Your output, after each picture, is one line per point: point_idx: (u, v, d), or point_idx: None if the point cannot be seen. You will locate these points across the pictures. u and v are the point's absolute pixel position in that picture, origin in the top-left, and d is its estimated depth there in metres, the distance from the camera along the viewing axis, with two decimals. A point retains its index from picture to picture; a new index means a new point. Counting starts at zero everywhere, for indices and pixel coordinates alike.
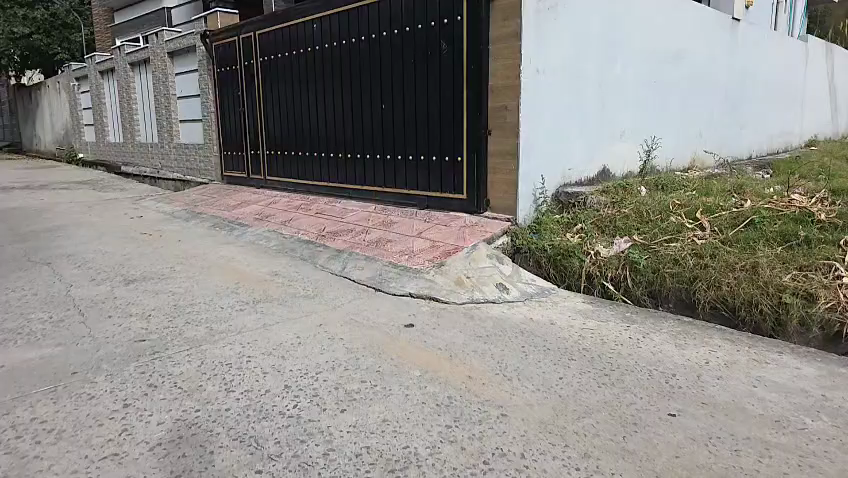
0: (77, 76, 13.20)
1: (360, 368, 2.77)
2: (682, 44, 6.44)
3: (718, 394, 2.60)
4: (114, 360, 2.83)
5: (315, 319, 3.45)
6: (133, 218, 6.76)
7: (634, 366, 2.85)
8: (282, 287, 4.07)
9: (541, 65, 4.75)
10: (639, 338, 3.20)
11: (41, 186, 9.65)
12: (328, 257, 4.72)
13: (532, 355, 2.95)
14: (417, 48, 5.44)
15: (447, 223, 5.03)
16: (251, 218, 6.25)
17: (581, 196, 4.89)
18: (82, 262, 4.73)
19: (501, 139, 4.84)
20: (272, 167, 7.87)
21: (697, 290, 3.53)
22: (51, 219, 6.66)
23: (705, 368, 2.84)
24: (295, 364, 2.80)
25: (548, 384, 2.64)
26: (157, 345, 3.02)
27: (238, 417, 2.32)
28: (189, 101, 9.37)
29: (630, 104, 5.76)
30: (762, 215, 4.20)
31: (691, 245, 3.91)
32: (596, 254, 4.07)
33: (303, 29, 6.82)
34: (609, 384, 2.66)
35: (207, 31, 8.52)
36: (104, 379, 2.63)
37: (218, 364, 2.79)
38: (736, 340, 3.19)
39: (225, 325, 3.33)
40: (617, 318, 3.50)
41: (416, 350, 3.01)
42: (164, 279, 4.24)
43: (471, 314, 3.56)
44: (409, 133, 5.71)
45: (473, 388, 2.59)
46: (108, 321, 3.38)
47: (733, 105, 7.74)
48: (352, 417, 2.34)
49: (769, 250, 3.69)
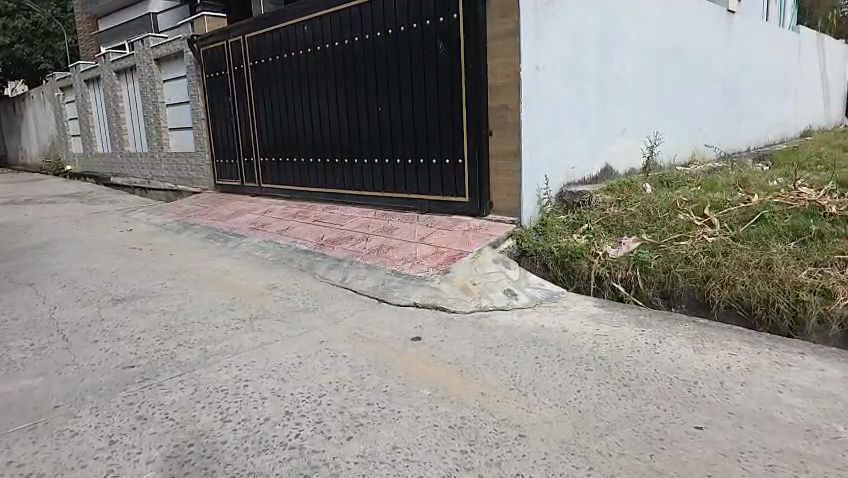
0: (62, 86, 12.94)
1: (367, 388, 2.64)
2: (680, 39, 6.35)
3: (743, 402, 2.47)
4: (100, 390, 2.70)
5: (316, 335, 3.31)
6: (122, 231, 6.59)
7: (654, 375, 2.72)
8: (279, 301, 3.93)
9: (541, 64, 4.62)
10: (655, 343, 3.07)
11: (27, 201, 9.44)
12: (327, 267, 4.57)
13: (546, 366, 2.82)
14: (413, 48, 5.30)
15: (449, 228, 4.90)
16: (245, 228, 6.09)
17: (586, 195, 4.77)
18: (67, 281, 4.56)
19: (503, 139, 4.71)
20: (266, 174, 7.70)
21: (710, 290, 3.39)
22: (36, 235, 6.48)
23: (727, 374, 2.71)
24: (296, 388, 2.67)
25: (565, 398, 2.51)
26: (147, 371, 2.88)
27: (236, 451, 2.18)
28: (178, 109, 9.19)
29: (630, 101, 5.64)
30: (772, 210, 4.07)
31: (702, 243, 3.79)
32: (604, 254, 3.95)
33: (294, 31, 6.65)
34: (629, 395, 2.53)
35: (194, 36, 8.33)
36: (88, 413, 2.49)
37: (213, 390, 2.66)
38: (754, 341, 3.07)
39: (220, 346, 3.19)
40: (631, 323, 3.37)
41: (424, 365, 2.87)
42: (155, 297, 4.09)
43: (479, 323, 3.43)
44: (408, 136, 5.57)
45: (487, 407, 2.45)
46: (94, 346, 3.23)
47: (731, 98, 7.66)
48: (359, 444, 2.20)
49: (782, 246, 3.57)
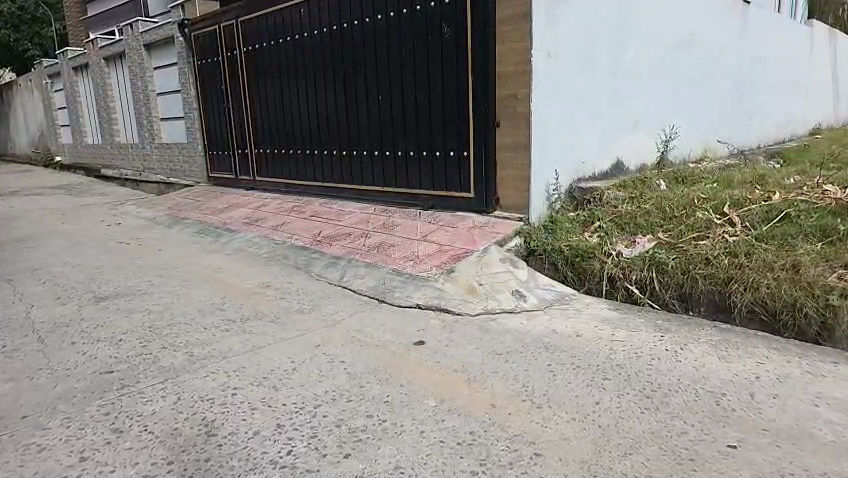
0: (50, 74, 12.62)
1: (366, 398, 2.43)
2: (695, 27, 6.14)
3: (778, 417, 2.22)
4: (74, 398, 2.51)
5: (312, 338, 3.09)
6: (111, 225, 6.35)
7: (677, 385, 2.50)
8: (273, 300, 3.71)
9: (553, 52, 4.40)
10: (677, 351, 2.86)
11: (13, 193, 9.19)
12: (324, 265, 4.34)
13: (560, 375, 2.61)
14: (416, 32, 5.06)
15: (452, 225, 4.70)
16: (239, 223, 5.86)
17: (597, 191, 4.60)
18: (48, 277, 4.35)
19: (510, 132, 4.50)
20: (262, 166, 7.47)
21: (733, 292, 3.18)
22: (21, 228, 6.25)
23: (758, 386, 2.47)
24: (290, 397, 2.46)
25: (583, 412, 2.29)
26: (127, 377, 2.69)
27: (220, 470, 1.98)
28: (170, 98, 8.94)
29: (642, 94, 5.45)
30: (797, 209, 3.87)
31: (723, 242, 3.60)
32: (619, 255, 3.75)
33: (290, 15, 6.39)
34: (653, 408, 2.31)
35: (185, 20, 8.07)
36: (59, 424, 2.31)
37: (197, 400, 2.46)
38: (784, 349, 2.85)
39: (207, 350, 2.97)
40: (648, 327, 3.16)
41: (427, 373, 2.66)
42: (139, 295, 3.86)
43: (486, 327, 3.21)
44: (410, 126, 5.35)
45: (499, 421, 2.23)
46: (71, 349, 3.03)
47: (744, 92, 7.50)
48: (358, 463, 1.99)
49: (809, 247, 3.36)
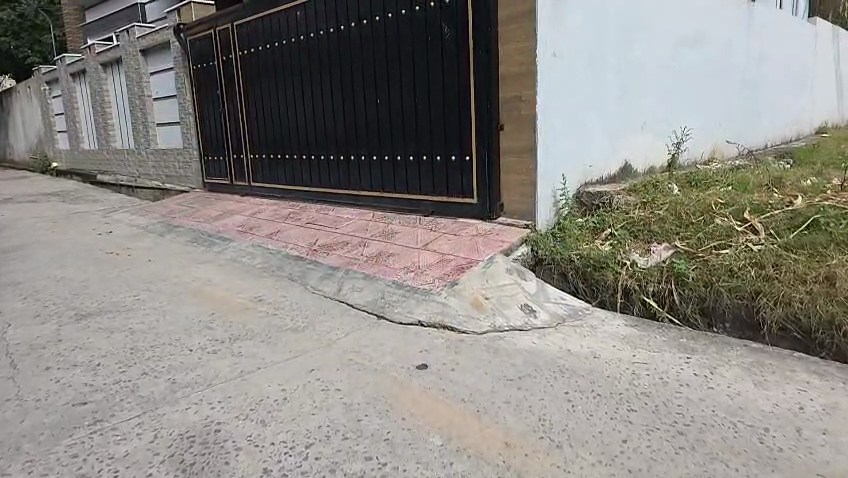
0: (47, 80, 12.43)
1: (364, 435, 2.16)
2: (703, 24, 5.91)
3: (834, 459, 1.95)
4: (39, 436, 2.25)
5: (306, 362, 2.83)
6: (101, 233, 6.11)
7: (711, 418, 2.23)
8: (265, 317, 3.45)
9: (559, 50, 4.15)
10: (707, 376, 2.58)
11: (5, 200, 8.94)
12: (320, 277, 4.09)
13: (580, 406, 2.34)
14: (414, 32, 4.81)
15: (456, 233, 4.44)
16: (233, 230, 5.61)
17: (607, 196, 4.34)
18: (30, 292, 4.09)
19: (516, 134, 4.25)
20: (258, 171, 7.22)
21: (761, 307, 2.91)
22: (8, 237, 6.01)
23: (804, 420, 2.20)
24: (278, 433, 2.20)
25: (609, 453, 2.02)
26: (101, 410, 2.43)
27: None
28: (164, 102, 8.71)
29: (651, 93, 5.20)
30: (824, 214, 3.60)
31: (747, 252, 3.34)
32: (633, 264, 3.48)
33: (285, 16, 6.16)
34: (689, 447, 2.04)
35: (180, 24, 7.86)
36: (20, 469, 2.05)
37: (177, 438, 2.20)
38: (825, 373, 2.57)
39: (190, 376, 2.71)
40: (672, 347, 2.90)
41: (431, 403, 2.40)
42: (124, 313, 3.60)
43: (494, 347, 2.95)
44: (409, 129, 5.09)
45: (513, 465, 1.96)
46: (44, 376, 2.77)
47: (752, 90, 7.26)
48: None
49: (842, 256, 3.09)
